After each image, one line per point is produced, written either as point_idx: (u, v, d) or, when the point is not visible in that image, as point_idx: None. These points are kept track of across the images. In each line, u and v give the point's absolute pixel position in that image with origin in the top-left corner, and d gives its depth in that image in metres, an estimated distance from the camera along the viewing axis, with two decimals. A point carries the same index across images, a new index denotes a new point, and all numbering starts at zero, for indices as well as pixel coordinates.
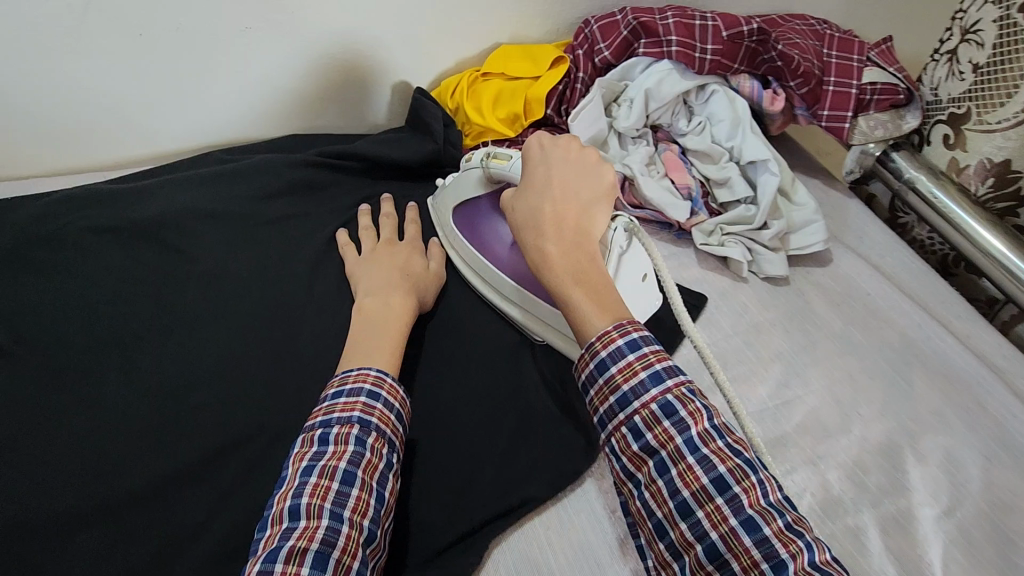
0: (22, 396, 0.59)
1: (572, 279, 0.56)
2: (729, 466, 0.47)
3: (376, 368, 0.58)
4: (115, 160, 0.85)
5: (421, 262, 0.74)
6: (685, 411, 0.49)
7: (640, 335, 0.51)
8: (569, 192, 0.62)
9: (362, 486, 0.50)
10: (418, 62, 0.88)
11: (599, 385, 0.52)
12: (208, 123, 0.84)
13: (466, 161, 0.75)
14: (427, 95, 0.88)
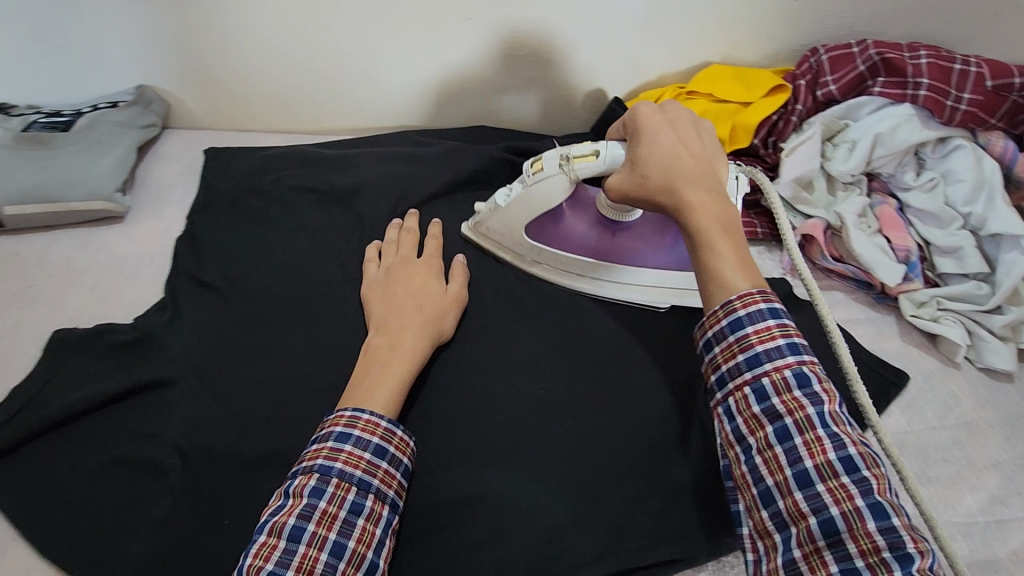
0: (224, 329, 0.64)
1: (721, 228, 0.52)
2: (861, 450, 0.42)
3: (350, 408, 0.53)
4: (320, 127, 0.91)
5: (438, 285, 0.65)
6: (820, 386, 0.45)
7: (779, 303, 0.48)
8: (699, 148, 0.58)
9: (310, 542, 0.46)
10: (619, 70, 0.86)
11: (727, 342, 0.48)
12: (407, 103, 0.88)
13: (531, 174, 0.66)
14: (623, 106, 0.85)
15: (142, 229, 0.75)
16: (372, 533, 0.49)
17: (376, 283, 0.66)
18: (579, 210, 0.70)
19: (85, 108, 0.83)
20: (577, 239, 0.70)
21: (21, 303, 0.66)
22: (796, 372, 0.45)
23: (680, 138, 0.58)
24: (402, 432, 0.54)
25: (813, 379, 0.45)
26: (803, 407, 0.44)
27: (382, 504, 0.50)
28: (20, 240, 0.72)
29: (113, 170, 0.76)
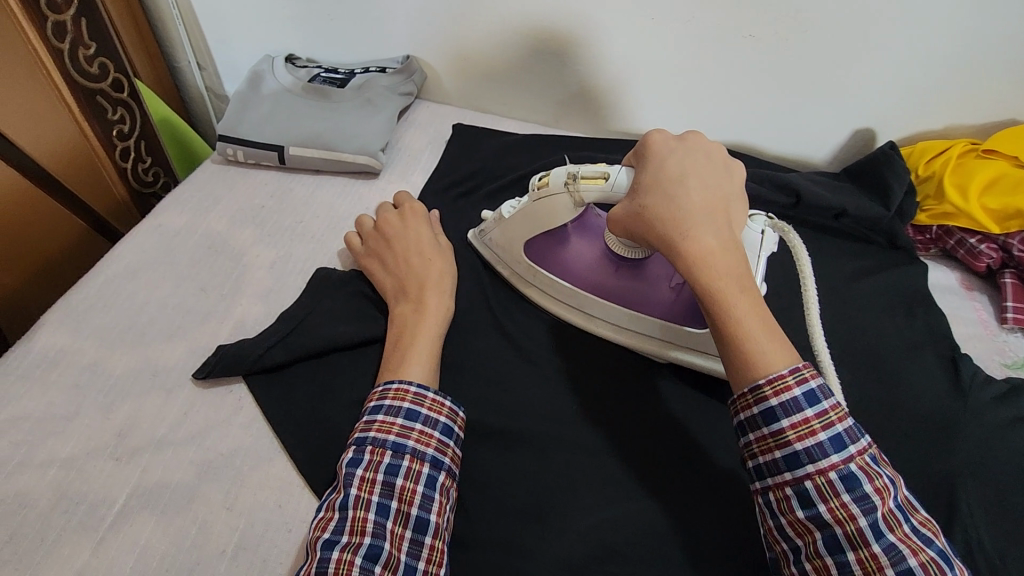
0: (463, 304, 0.67)
1: (739, 288, 0.46)
2: (921, 560, 0.39)
3: (380, 384, 0.53)
4: (554, 121, 0.92)
5: (427, 236, 0.66)
6: (871, 489, 0.41)
7: (818, 386, 0.43)
8: (711, 187, 0.51)
9: (357, 505, 0.46)
10: (898, 114, 0.77)
11: (762, 435, 0.44)
12: (650, 111, 0.86)
13: (536, 189, 0.60)
14: (898, 151, 0.76)
15: (392, 189, 0.80)
16: (412, 492, 0.48)
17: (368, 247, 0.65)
18: (588, 236, 0.64)
19: (358, 69, 0.89)
20: (578, 266, 0.63)
21: (292, 236, 0.72)
22: (842, 473, 0.41)
23: (693, 174, 0.51)
24: (434, 393, 0.53)
25: (863, 480, 0.41)
26: (852, 517, 0.40)
27: (420, 463, 0.49)
28: (293, 178, 0.79)
29: (379, 131, 0.81)
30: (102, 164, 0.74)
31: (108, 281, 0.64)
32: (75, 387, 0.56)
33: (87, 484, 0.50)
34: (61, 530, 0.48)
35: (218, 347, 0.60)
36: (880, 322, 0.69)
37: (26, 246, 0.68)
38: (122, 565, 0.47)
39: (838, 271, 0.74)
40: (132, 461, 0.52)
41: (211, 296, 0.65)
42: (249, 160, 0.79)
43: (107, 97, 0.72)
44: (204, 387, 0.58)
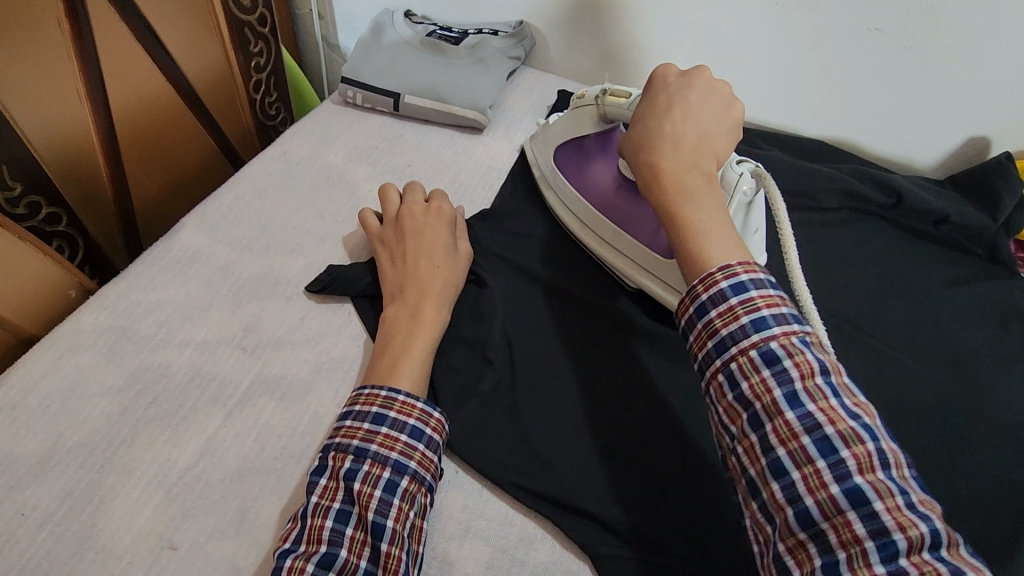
0: (556, 257, 0.70)
1: (696, 204, 0.44)
2: (840, 428, 0.35)
3: (387, 388, 0.51)
4: None
5: (449, 240, 0.64)
6: (792, 363, 0.37)
7: (748, 277, 0.40)
8: (694, 116, 0.49)
9: (315, 513, 0.45)
10: (1019, 125, 0.75)
11: (696, 331, 0.42)
12: (754, 98, 0.86)
13: (576, 98, 0.69)
14: (1014, 163, 0.74)
15: (494, 145, 0.83)
16: (371, 496, 0.46)
17: (386, 231, 0.64)
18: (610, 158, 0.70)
19: (471, 29, 0.93)
20: (592, 181, 0.70)
21: (400, 176, 0.77)
22: (762, 351, 0.38)
23: (681, 103, 0.50)
24: (404, 394, 0.51)
25: (783, 354, 0.38)
26: (770, 391, 0.37)
27: (382, 467, 0.47)
28: (403, 125, 0.84)
29: (488, 89, 0.85)
30: (238, 92, 0.81)
31: (239, 195, 0.71)
32: (209, 282, 0.62)
33: (219, 367, 0.56)
34: (196, 400, 0.54)
35: (331, 265, 0.65)
36: (975, 332, 0.68)
37: (171, 158, 0.75)
38: (245, 439, 0.52)
39: (933, 276, 0.73)
40: (255, 353, 0.58)
41: (327, 221, 0.70)
42: (366, 104, 0.85)
43: (253, 30, 0.78)
44: (317, 300, 0.63)
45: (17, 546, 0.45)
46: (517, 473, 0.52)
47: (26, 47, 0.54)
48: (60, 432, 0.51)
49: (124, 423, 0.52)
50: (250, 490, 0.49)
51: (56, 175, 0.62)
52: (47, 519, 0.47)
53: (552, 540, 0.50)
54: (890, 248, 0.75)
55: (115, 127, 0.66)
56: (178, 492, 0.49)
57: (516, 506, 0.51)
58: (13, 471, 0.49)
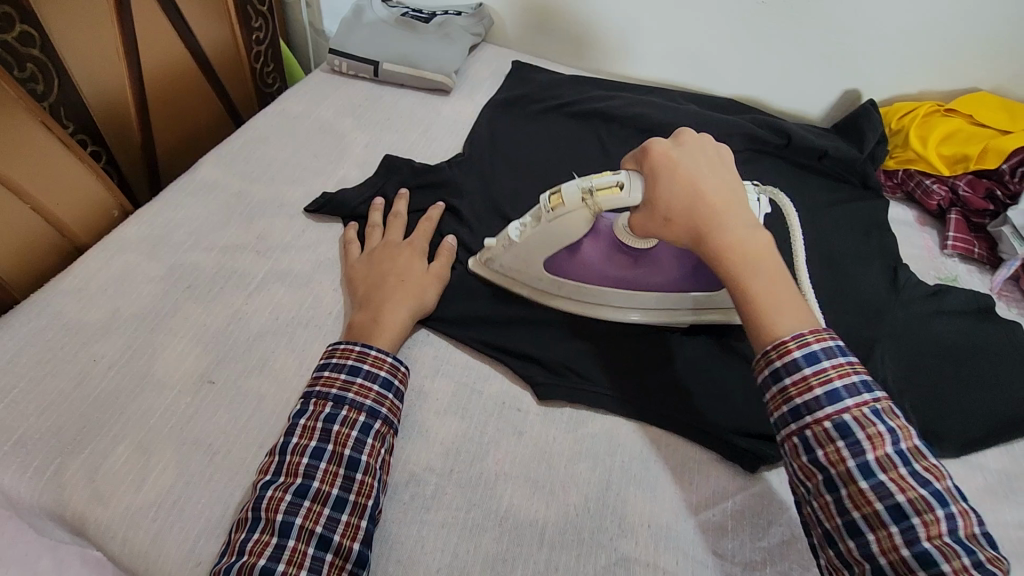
0: (509, 189, 0.86)
1: (762, 272, 0.52)
2: (910, 496, 0.45)
3: (359, 344, 0.60)
4: (594, 68, 1.10)
5: (419, 264, 0.70)
6: (864, 436, 0.46)
7: (819, 347, 0.49)
8: (722, 182, 0.57)
9: (294, 451, 0.53)
10: (881, 79, 0.93)
11: (771, 393, 0.50)
12: (676, 65, 1.04)
13: (549, 209, 0.62)
14: (877, 108, 0.92)
15: (459, 104, 0.99)
16: (347, 436, 0.54)
17: (365, 258, 0.71)
18: (595, 238, 0.66)
19: (440, 11, 1.09)
20: (588, 267, 0.66)
21: (380, 128, 0.92)
22: (836, 422, 0.47)
23: (697, 173, 0.56)
24: (376, 350, 0.60)
25: (856, 428, 0.47)
26: (843, 460, 0.46)
27: (357, 412, 0.56)
28: (382, 89, 1.00)
29: (453, 58, 1.01)
30: (241, 62, 0.96)
31: (247, 142, 0.86)
32: (226, 204, 0.77)
33: (239, 263, 0.71)
34: (222, 285, 0.69)
35: (327, 193, 0.80)
36: (843, 238, 0.86)
37: (186, 114, 0.89)
38: (263, 311, 0.67)
39: (814, 198, 0.90)
40: (267, 255, 0.73)
41: (321, 161, 0.86)
42: (350, 72, 1.00)
43: (253, 8, 0.93)
44: (315, 218, 0.78)
45: (91, 380, 0.59)
46: (474, 332, 0.68)
47: (78, 10, 0.69)
48: (117, 306, 0.65)
49: (167, 300, 0.66)
50: (268, 345, 0.64)
51: (98, 118, 0.76)
52: (114, 364, 0.61)
53: (499, 377, 0.65)
54: (783, 178, 0.92)
55: (143, 82, 0.80)
56: (212, 345, 0.63)
57: (474, 356, 0.67)
58: (82, 331, 0.63)
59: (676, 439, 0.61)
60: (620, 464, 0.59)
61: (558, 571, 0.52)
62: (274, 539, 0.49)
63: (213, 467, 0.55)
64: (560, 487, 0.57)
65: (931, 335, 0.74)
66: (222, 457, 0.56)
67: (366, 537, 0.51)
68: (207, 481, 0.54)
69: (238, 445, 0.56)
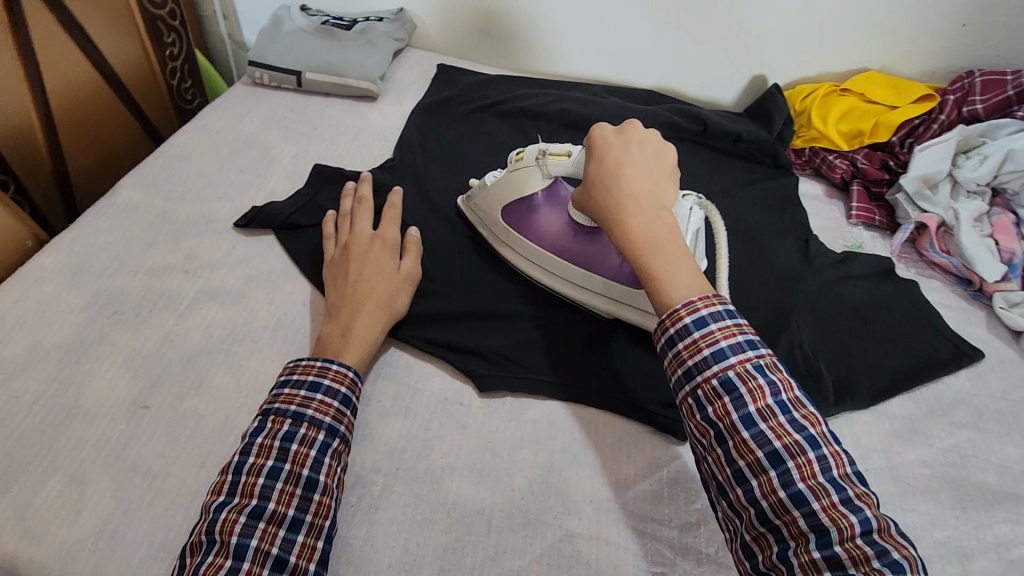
0: (441, 190, 0.87)
1: (657, 248, 0.54)
2: (786, 442, 0.46)
3: (321, 359, 0.60)
4: (518, 66, 1.12)
5: (391, 264, 0.70)
6: (746, 389, 0.48)
7: (707, 311, 0.50)
8: (645, 170, 0.59)
9: (251, 471, 0.52)
10: (783, 64, 1.00)
11: (669, 359, 0.51)
12: (595, 60, 1.07)
13: (515, 161, 0.74)
14: (781, 92, 0.99)
15: (386, 110, 1.00)
16: (307, 455, 0.53)
17: (338, 257, 0.71)
18: (556, 206, 0.73)
19: (360, 18, 1.09)
20: (548, 231, 0.72)
21: (307, 138, 0.92)
22: (722, 380, 0.48)
23: (629, 159, 0.60)
24: (338, 365, 0.59)
25: (739, 382, 0.48)
26: (729, 413, 0.48)
27: (317, 430, 0.55)
28: (307, 98, 0.99)
29: (377, 64, 1.01)
30: (156, 79, 0.93)
31: (168, 161, 0.84)
32: (150, 225, 0.76)
33: (167, 284, 0.70)
34: (150, 308, 0.67)
35: (255, 206, 0.79)
36: (760, 215, 0.91)
37: (100, 136, 0.87)
38: (196, 330, 0.66)
39: (731, 179, 0.96)
40: (196, 274, 0.72)
41: (247, 175, 0.85)
42: (273, 83, 1.00)
43: (164, 23, 0.91)
44: (245, 233, 0.77)
45: (16, 416, 0.58)
46: (414, 330, 0.69)
47: None
48: (39, 338, 0.63)
49: (92, 327, 0.65)
50: (203, 364, 0.63)
51: (2, 144, 0.73)
52: (39, 397, 0.59)
53: (440, 374, 0.67)
54: (702, 161, 0.97)
55: (49, 105, 0.77)
56: (144, 369, 0.62)
57: (415, 354, 0.68)
58: (2, 368, 0.61)
59: (613, 417, 0.64)
60: (560, 445, 0.62)
61: (506, 554, 0.54)
62: (229, 561, 0.47)
63: (151, 491, 0.54)
64: (506, 474, 0.59)
65: (840, 297, 0.80)
66: (161, 479, 0.55)
67: (322, 558, 0.51)
68: (147, 506, 0.54)
69: (178, 467, 0.56)
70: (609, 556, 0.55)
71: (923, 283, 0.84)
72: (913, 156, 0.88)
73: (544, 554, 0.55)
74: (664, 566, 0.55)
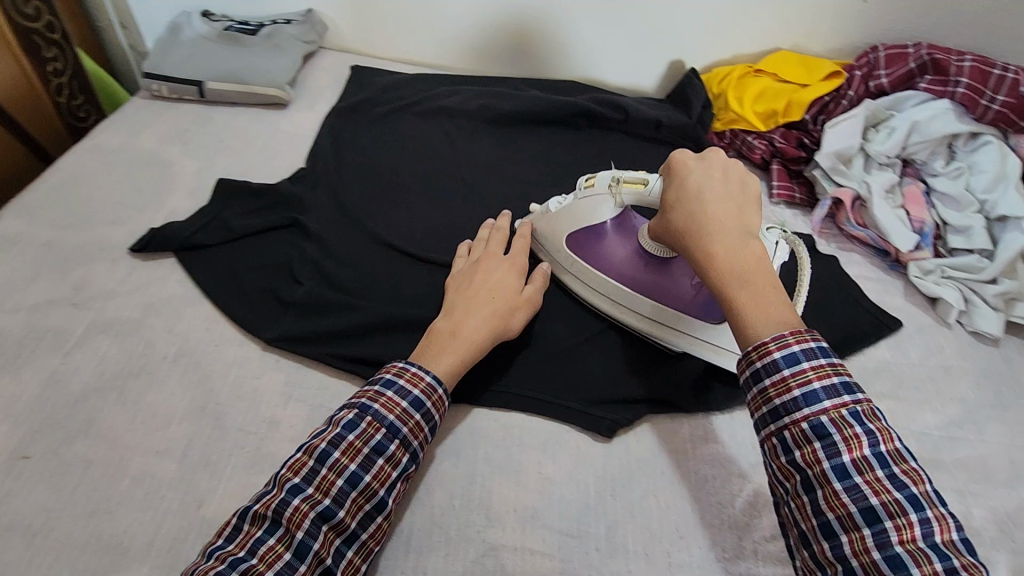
0: (357, 196, 0.84)
1: (739, 277, 0.52)
2: (884, 500, 0.43)
3: (431, 375, 0.56)
4: (438, 63, 1.09)
5: (515, 283, 0.66)
6: (841, 437, 0.45)
7: (799, 346, 0.47)
8: (727, 195, 0.57)
9: (331, 467, 0.50)
10: (700, 47, 0.99)
11: (753, 394, 0.50)
12: (516, 53, 1.05)
13: (584, 188, 0.70)
14: (697, 77, 0.99)
15: (299, 116, 0.95)
16: (388, 474, 0.52)
17: (467, 268, 0.69)
18: (624, 233, 0.71)
19: (267, 21, 1.04)
20: (613, 258, 0.70)
21: (211, 151, 0.87)
22: (813, 424, 0.46)
23: (707, 183, 0.58)
24: (442, 390, 0.56)
25: (833, 429, 0.45)
26: (820, 461, 0.45)
27: (403, 449, 0.53)
28: (212, 109, 0.94)
29: (286, 69, 0.97)
30: (39, 97, 0.87)
31: (56, 186, 0.79)
32: (34, 258, 0.70)
33: (52, 320, 0.65)
34: (33, 348, 0.62)
35: (153, 228, 0.74)
36: None
37: None
38: (87, 367, 0.62)
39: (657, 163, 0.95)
40: (86, 307, 0.67)
41: (145, 195, 0.80)
42: (173, 95, 0.94)
43: (42, 37, 0.85)
44: (142, 258, 0.73)
45: None
46: (325, 346, 0.66)
47: None
48: None
49: None
50: (95, 404, 0.59)
51: None
52: None
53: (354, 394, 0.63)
54: (626, 149, 0.96)
55: None
56: (27, 415, 0.58)
57: (329, 372, 0.65)
58: None
59: (537, 420, 0.63)
60: (483, 456, 0.60)
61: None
62: (287, 554, 0.47)
63: (33, 550, 0.50)
64: (427, 491, 0.57)
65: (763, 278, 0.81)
66: (45, 535, 0.51)
67: None
68: (29, 565, 0.49)
69: (64, 519, 0.52)
70: (533, 566, 0.53)
71: (843, 257, 0.86)
72: (825, 132, 0.89)
73: (467, 571, 0.53)
74: (590, 571, 0.53)
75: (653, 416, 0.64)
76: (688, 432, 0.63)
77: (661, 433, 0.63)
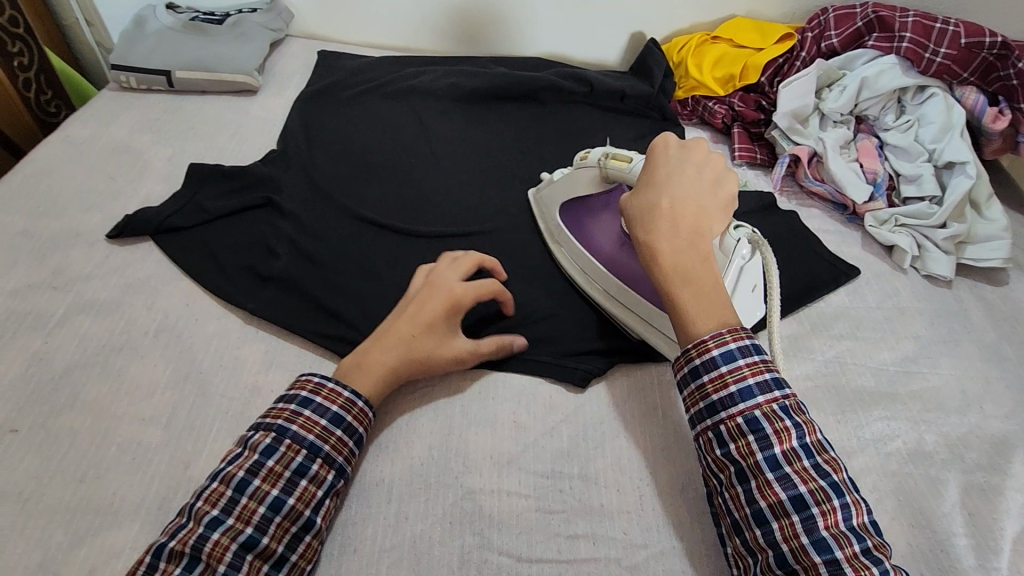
0: (329, 174, 0.85)
1: (684, 278, 0.54)
2: (811, 487, 0.47)
3: (350, 391, 0.56)
4: (406, 46, 1.11)
5: (456, 334, 0.62)
6: (773, 430, 0.48)
7: (736, 346, 0.50)
8: (688, 189, 0.58)
9: (252, 495, 0.49)
10: (660, 18, 1.02)
11: (691, 389, 0.52)
12: (481, 32, 1.07)
13: (579, 160, 0.72)
14: (658, 46, 1.02)
15: (269, 102, 0.97)
16: (313, 493, 0.51)
17: (410, 295, 0.63)
18: (611, 214, 0.72)
19: (232, 10, 1.05)
20: (599, 239, 0.71)
21: (183, 138, 0.89)
22: (747, 417, 0.49)
23: (675, 173, 0.59)
24: (363, 403, 0.56)
25: (765, 423, 0.48)
26: (754, 453, 0.48)
27: (327, 468, 0.52)
28: (182, 98, 0.95)
29: (253, 55, 0.98)
30: (8, 92, 0.88)
31: (29, 177, 0.80)
32: (11, 245, 0.72)
33: (32, 302, 0.66)
34: (15, 330, 0.64)
35: (127, 214, 0.76)
36: None
37: None
38: (69, 345, 0.63)
39: (622, 132, 0.97)
40: (65, 289, 0.68)
41: (118, 182, 0.81)
42: (142, 86, 0.95)
43: (5, 31, 0.85)
44: (119, 243, 0.74)
45: None
46: (299, 319, 0.67)
47: None
48: None
49: None
50: (79, 378, 0.61)
51: None
52: None
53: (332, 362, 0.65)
54: (592, 119, 0.98)
55: None
56: (12, 392, 0.59)
57: (305, 343, 0.66)
58: None
59: (511, 376, 0.65)
60: (459, 410, 0.62)
61: (408, 518, 0.55)
62: None
63: (25, 513, 0.52)
64: (407, 443, 0.59)
65: None
66: (35, 501, 0.53)
67: None
68: (22, 530, 0.51)
69: (53, 486, 0.54)
70: (509, 506, 0.56)
71: (803, 212, 0.89)
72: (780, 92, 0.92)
73: (447, 513, 0.55)
74: (563, 506, 0.56)
75: (622, 366, 0.66)
76: (655, 378, 0.65)
77: (629, 381, 0.65)
